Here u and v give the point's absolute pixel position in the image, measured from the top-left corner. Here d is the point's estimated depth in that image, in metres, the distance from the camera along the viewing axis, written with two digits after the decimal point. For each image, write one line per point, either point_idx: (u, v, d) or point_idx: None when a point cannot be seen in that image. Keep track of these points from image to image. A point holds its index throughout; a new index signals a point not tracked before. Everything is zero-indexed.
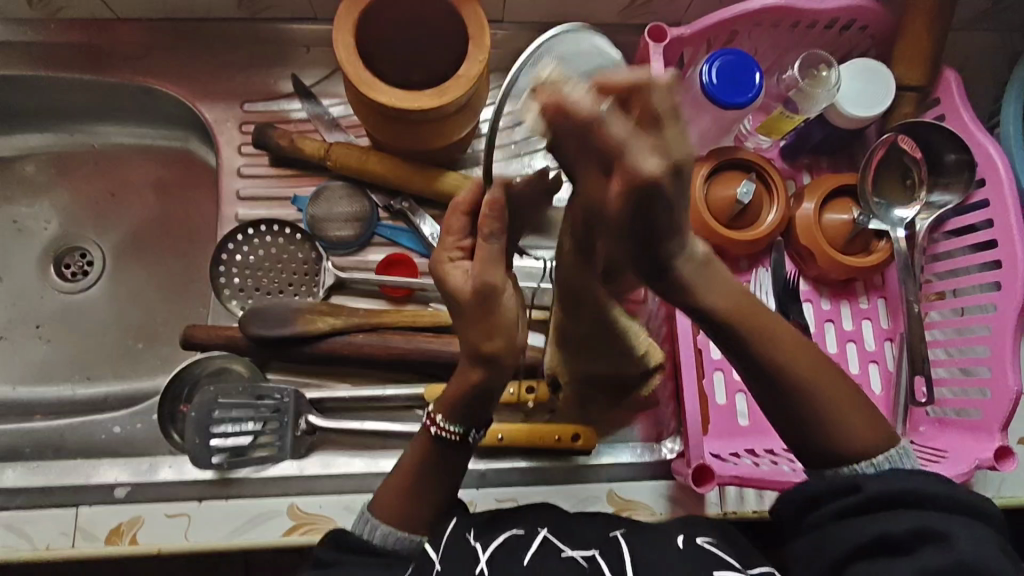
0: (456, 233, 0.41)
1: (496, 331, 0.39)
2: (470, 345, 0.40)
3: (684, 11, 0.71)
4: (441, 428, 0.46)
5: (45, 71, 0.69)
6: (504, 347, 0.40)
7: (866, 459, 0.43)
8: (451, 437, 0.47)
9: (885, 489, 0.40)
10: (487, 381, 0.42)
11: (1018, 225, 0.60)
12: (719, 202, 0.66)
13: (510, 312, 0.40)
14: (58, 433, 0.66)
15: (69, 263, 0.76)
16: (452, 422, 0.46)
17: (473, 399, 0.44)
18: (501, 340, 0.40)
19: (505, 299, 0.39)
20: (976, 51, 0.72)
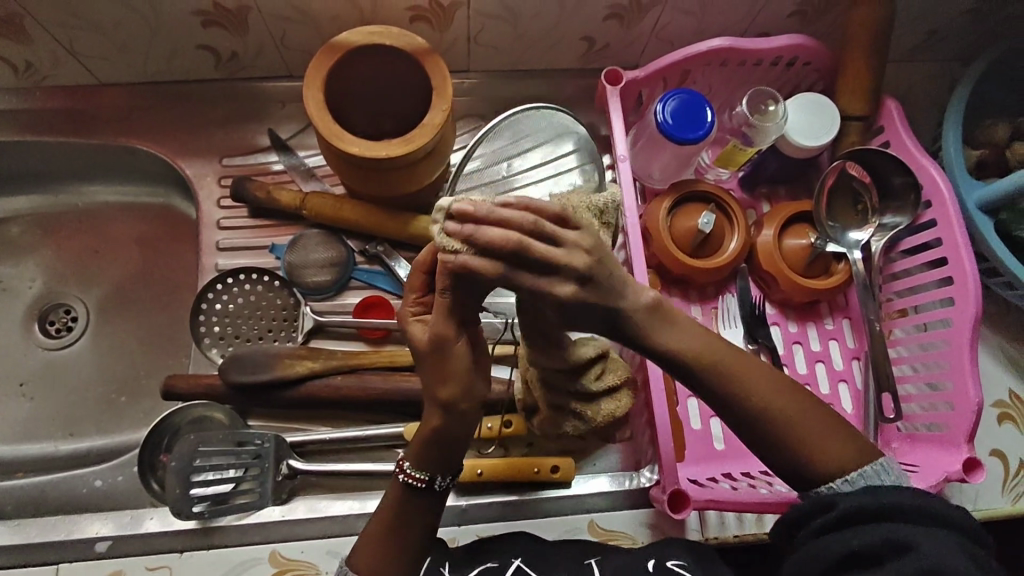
0: (416, 289, 0.43)
1: (457, 379, 0.42)
2: (435, 396, 0.43)
3: (639, 55, 0.75)
4: (408, 475, 0.47)
5: (30, 136, 0.72)
6: (464, 396, 0.42)
7: (842, 476, 0.45)
8: (418, 484, 0.47)
9: (859, 505, 0.42)
10: (446, 428, 0.44)
11: (964, 241, 0.63)
12: (681, 232, 0.69)
13: (465, 359, 0.42)
14: (39, 490, 0.67)
15: (53, 320, 0.77)
16: (421, 468, 0.46)
17: (442, 446, 0.45)
18: (459, 390, 0.42)
19: (461, 352, 0.42)
20: (915, 81, 0.77)
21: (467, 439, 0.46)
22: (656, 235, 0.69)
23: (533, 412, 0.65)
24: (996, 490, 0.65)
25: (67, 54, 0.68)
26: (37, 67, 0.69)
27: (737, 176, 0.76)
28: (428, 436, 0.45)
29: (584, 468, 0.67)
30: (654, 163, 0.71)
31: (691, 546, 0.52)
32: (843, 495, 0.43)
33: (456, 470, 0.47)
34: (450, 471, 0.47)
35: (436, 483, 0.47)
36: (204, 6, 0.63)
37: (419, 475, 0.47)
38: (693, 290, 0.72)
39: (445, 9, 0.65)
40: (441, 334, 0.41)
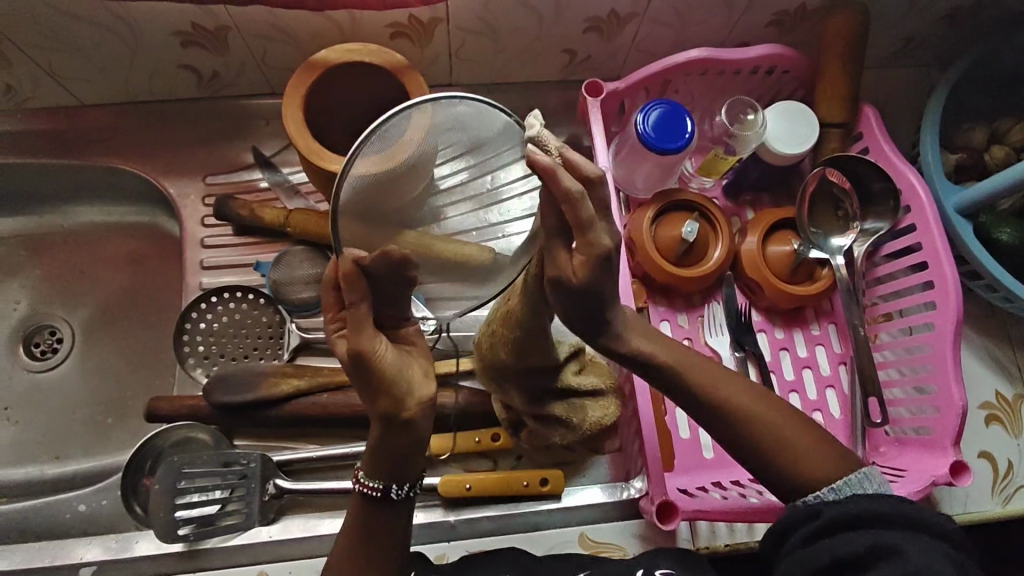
0: (333, 307, 0.44)
1: (388, 388, 0.44)
2: (372, 408, 0.44)
3: (621, 66, 0.75)
4: (364, 484, 0.48)
5: (13, 158, 0.72)
6: (399, 404, 0.44)
7: (829, 484, 0.45)
8: (374, 494, 0.47)
9: (843, 512, 0.42)
10: (392, 441, 0.46)
11: (943, 245, 0.64)
12: (664, 242, 0.69)
13: (393, 367, 0.44)
14: (23, 515, 0.66)
15: (38, 341, 0.76)
16: (374, 477, 0.47)
17: (397, 456, 0.46)
18: (392, 400, 0.44)
19: (385, 363, 0.43)
20: (894, 87, 0.78)
21: (419, 448, 0.47)
22: (639, 245, 0.69)
23: (520, 426, 0.65)
24: (985, 493, 0.65)
25: (47, 76, 0.68)
26: (17, 89, 0.69)
27: (720, 184, 0.76)
28: (376, 449, 0.46)
29: (574, 480, 0.67)
30: (637, 173, 0.71)
31: (680, 557, 0.52)
32: (828, 504, 0.43)
33: (410, 479, 0.48)
34: (405, 479, 0.48)
35: (393, 492, 0.48)
36: (183, 27, 0.63)
37: (372, 484, 0.48)
38: (680, 299, 0.72)
39: (425, 25, 0.66)
40: (363, 349, 0.42)
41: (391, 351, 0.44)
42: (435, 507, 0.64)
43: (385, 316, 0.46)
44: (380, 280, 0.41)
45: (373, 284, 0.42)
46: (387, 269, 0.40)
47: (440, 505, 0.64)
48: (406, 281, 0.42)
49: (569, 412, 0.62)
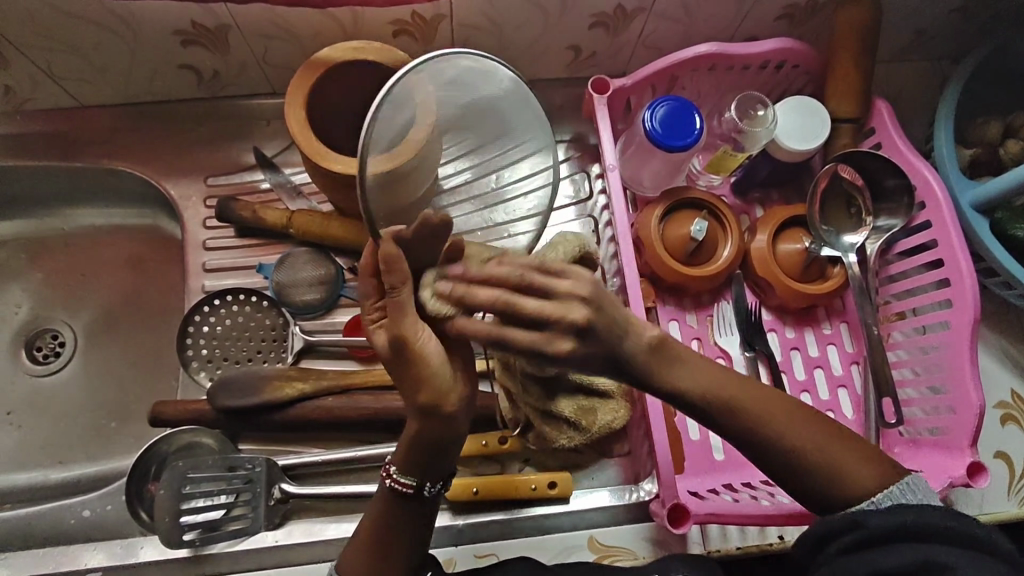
0: (371, 297, 0.44)
1: (432, 379, 0.42)
2: (413, 398, 0.43)
3: (626, 62, 0.74)
4: (395, 480, 0.48)
5: (12, 161, 0.71)
6: (442, 394, 0.43)
7: (870, 497, 0.45)
8: (406, 491, 0.48)
9: (888, 523, 0.42)
10: (431, 435, 0.45)
11: (959, 242, 0.62)
12: (674, 240, 0.68)
13: (436, 357, 0.42)
14: (27, 522, 0.65)
15: (41, 345, 0.76)
16: (407, 474, 0.48)
17: (434, 450, 0.46)
18: (436, 393, 0.43)
19: (431, 351, 0.42)
20: (904, 81, 0.76)
21: (456, 448, 0.46)
22: (648, 243, 0.68)
23: (528, 428, 0.64)
24: (1002, 493, 0.64)
25: (45, 78, 0.67)
26: (16, 91, 0.68)
27: (729, 181, 0.75)
28: (413, 441, 0.46)
29: (581, 484, 0.66)
30: (644, 171, 0.70)
31: (690, 561, 0.52)
32: (870, 513, 0.43)
33: (443, 475, 0.49)
34: (438, 478, 0.49)
35: (425, 490, 0.48)
36: (184, 26, 0.62)
37: (405, 481, 0.48)
38: (688, 298, 0.71)
39: (427, 23, 0.65)
40: (406, 333, 0.41)
41: (436, 341, 0.42)
42: (442, 512, 0.63)
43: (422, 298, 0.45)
44: (421, 254, 0.42)
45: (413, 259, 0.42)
46: (426, 241, 0.41)
47: (447, 509, 0.63)
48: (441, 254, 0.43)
49: (579, 412, 0.63)
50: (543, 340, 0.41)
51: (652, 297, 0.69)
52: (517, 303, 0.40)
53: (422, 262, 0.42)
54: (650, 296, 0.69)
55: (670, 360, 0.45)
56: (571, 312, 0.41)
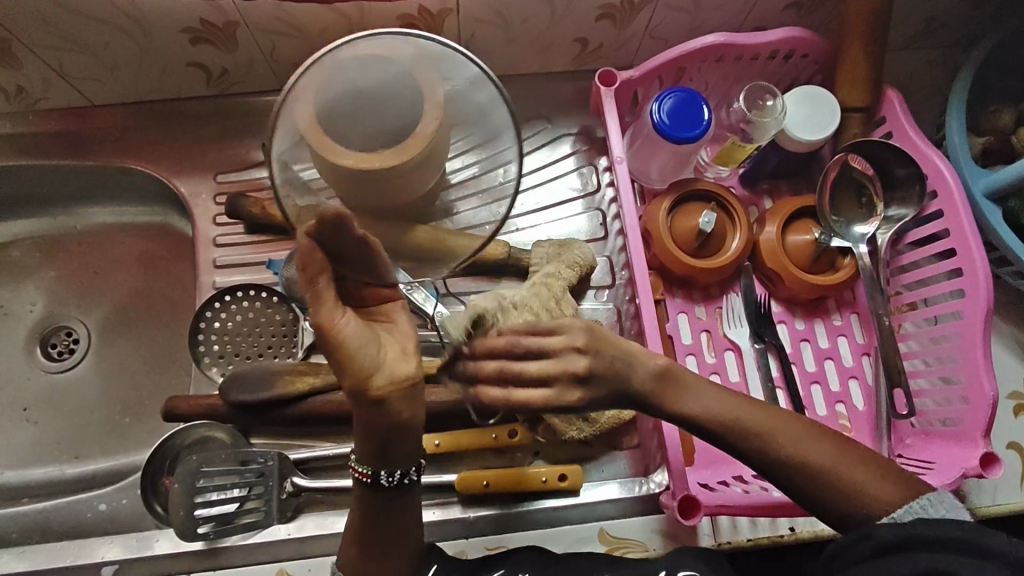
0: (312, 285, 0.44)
1: (357, 365, 0.43)
2: (347, 385, 0.43)
3: (633, 53, 0.74)
4: (355, 470, 0.49)
5: (25, 159, 0.72)
6: (369, 378, 0.43)
7: (889, 514, 0.45)
8: (365, 479, 0.49)
9: (899, 534, 0.42)
10: (378, 423, 0.46)
11: (972, 232, 0.62)
12: (682, 232, 0.68)
13: (355, 346, 0.42)
14: (44, 516, 0.66)
15: (55, 342, 0.77)
16: (364, 463, 0.48)
17: (383, 439, 0.47)
18: (358, 378, 0.43)
19: (350, 336, 0.42)
20: (915, 69, 0.76)
21: (405, 434, 0.47)
22: (656, 235, 0.68)
23: (537, 421, 0.64)
24: (1015, 485, 0.63)
25: (57, 77, 0.68)
26: (28, 90, 0.69)
27: (738, 173, 0.74)
28: (361, 430, 0.46)
29: (590, 476, 0.66)
30: (652, 163, 0.70)
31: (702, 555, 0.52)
32: (882, 526, 0.43)
33: (401, 465, 0.49)
34: (396, 466, 0.49)
35: (383, 479, 0.48)
36: (192, 23, 0.63)
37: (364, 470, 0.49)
38: (697, 291, 0.71)
39: (434, 16, 0.65)
40: (323, 320, 0.41)
41: (354, 323, 0.42)
42: (452, 505, 0.63)
43: (362, 289, 0.45)
44: (337, 249, 0.41)
45: (327, 250, 0.40)
46: (332, 236, 0.40)
47: (457, 502, 0.63)
48: (358, 244, 0.40)
49: None
50: (553, 394, 0.48)
51: (660, 290, 0.68)
52: (521, 365, 0.48)
53: (342, 255, 0.41)
54: (659, 288, 0.69)
55: (683, 368, 0.50)
56: (569, 365, 0.48)
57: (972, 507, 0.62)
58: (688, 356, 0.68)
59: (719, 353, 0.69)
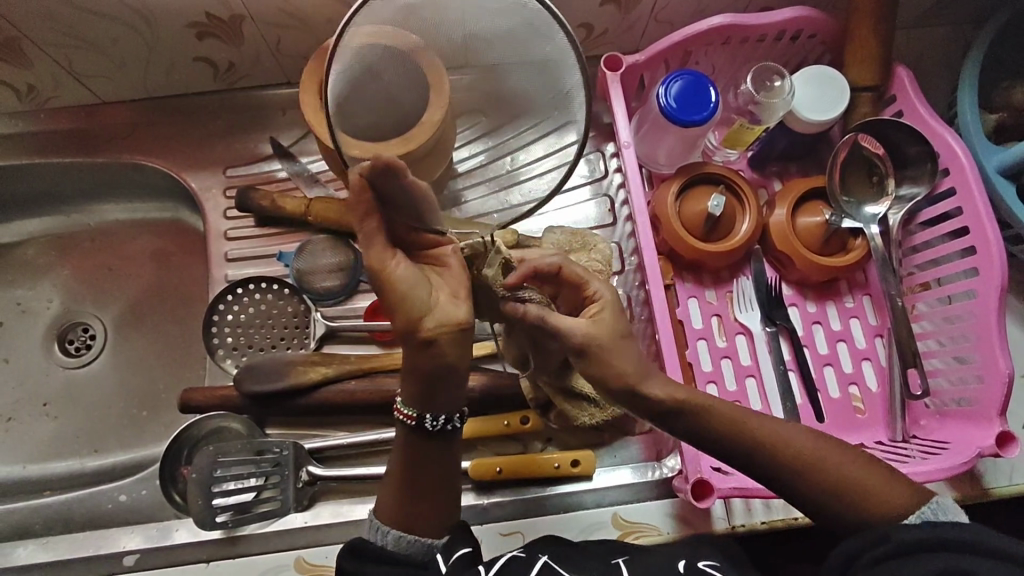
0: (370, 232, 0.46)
1: (411, 302, 0.46)
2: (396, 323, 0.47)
3: (639, 38, 0.73)
4: (399, 413, 0.52)
5: (38, 158, 0.73)
6: (417, 315, 0.47)
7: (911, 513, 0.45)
8: (408, 421, 0.52)
9: (923, 537, 0.42)
10: (434, 369, 0.49)
11: (985, 209, 0.61)
12: (691, 216, 0.68)
13: (414, 289, 0.46)
14: (67, 506, 0.67)
15: (72, 338, 0.78)
16: (410, 405, 0.52)
17: (427, 384, 0.50)
18: (411, 317, 0.47)
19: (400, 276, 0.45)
20: (926, 47, 0.75)
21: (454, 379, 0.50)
22: (665, 220, 0.68)
23: (549, 407, 0.64)
24: None
25: (67, 74, 0.69)
26: (39, 88, 0.70)
27: (746, 156, 0.74)
28: (407, 371, 0.49)
29: (603, 461, 0.66)
30: (660, 148, 0.70)
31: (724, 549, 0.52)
32: (901, 527, 0.43)
33: (442, 408, 0.52)
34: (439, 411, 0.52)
35: (427, 423, 0.51)
36: (198, 18, 0.63)
37: (408, 412, 0.52)
38: (707, 275, 0.70)
39: None
40: (375, 262, 0.45)
41: (405, 267, 0.46)
42: (466, 492, 0.64)
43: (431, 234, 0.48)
44: (386, 193, 0.43)
45: (379, 191, 0.43)
46: (383, 178, 0.41)
47: (471, 489, 0.64)
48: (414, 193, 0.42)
49: (599, 389, 0.61)
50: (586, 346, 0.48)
51: (669, 274, 0.68)
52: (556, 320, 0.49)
53: (398, 203, 0.43)
54: (669, 273, 0.69)
55: None
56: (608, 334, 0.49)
57: (988, 488, 0.61)
58: (699, 340, 0.68)
59: (730, 337, 0.68)
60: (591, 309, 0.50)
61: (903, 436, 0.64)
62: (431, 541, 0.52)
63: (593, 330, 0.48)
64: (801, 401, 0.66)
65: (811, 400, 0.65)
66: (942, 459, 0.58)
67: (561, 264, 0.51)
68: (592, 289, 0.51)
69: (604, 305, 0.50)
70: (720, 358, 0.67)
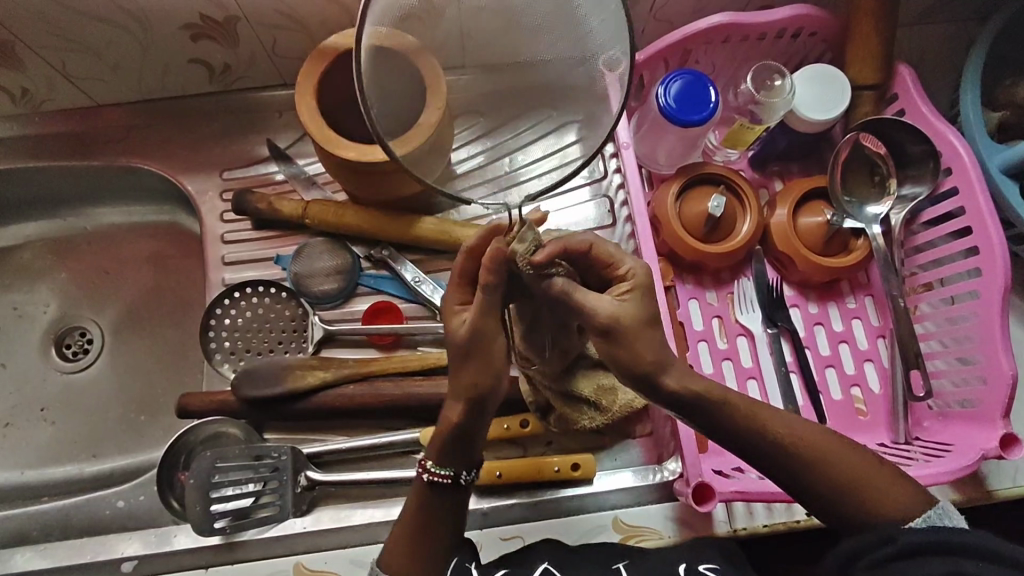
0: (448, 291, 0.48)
1: (474, 370, 0.47)
2: (462, 392, 0.47)
3: (638, 37, 0.72)
4: (432, 474, 0.51)
5: (33, 162, 0.72)
6: (483, 385, 0.47)
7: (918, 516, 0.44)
8: (444, 481, 0.51)
9: (924, 541, 0.42)
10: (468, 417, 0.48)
11: (988, 209, 0.60)
12: (692, 217, 0.67)
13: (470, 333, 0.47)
14: (65, 512, 0.67)
15: (69, 342, 0.77)
16: (444, 466, 0.50)
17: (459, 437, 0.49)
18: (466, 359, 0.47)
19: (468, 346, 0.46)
20: (928, 44, 0.74)
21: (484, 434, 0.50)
22: (665, 221, 0.67)
23: (548, 411, 0.63)
24: None
25: (62, 77, 0.68)
26: (33, 91, 0.70)
27: (747, 155, 0.73)
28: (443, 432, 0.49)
29: (603, 464, 0.66)
30: (659, 148, 0.69)
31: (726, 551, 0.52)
32: (904, 531, 0.43)
33: (475, 461, 0.51)
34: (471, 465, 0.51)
35: (462, 477, 0.51)
36: (193, 19, 0.63)
37: (443, 473, 0.51)
38: (707, 276, 0.70)
39: None
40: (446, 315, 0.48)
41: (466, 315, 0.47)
42: None
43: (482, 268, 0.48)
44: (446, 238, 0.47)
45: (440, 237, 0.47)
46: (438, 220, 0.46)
47: (471, 493, 0.63)
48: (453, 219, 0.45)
49: (598, 392, 0.61)
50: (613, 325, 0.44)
51: (670, 276, 0.67)
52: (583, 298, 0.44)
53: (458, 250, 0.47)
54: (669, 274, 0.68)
55: None
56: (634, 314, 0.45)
57: (992, 489, 0.61)
58: (699, 342, 0.67)
59: (731, 338, 0.68)
60: (618, 289, 0.46)
61: (906, 438, 0.64)
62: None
63: (621, 311, 0.44)
64: (803, 403, 0.66)
65: (813, 402, 0.65)
66: (945, 462, 0.58)
67: (591, 242, 0.46)
68: (624, 267, 0.47)
69: (637, 285, 0.45)
70: (720, 360, 0.67)
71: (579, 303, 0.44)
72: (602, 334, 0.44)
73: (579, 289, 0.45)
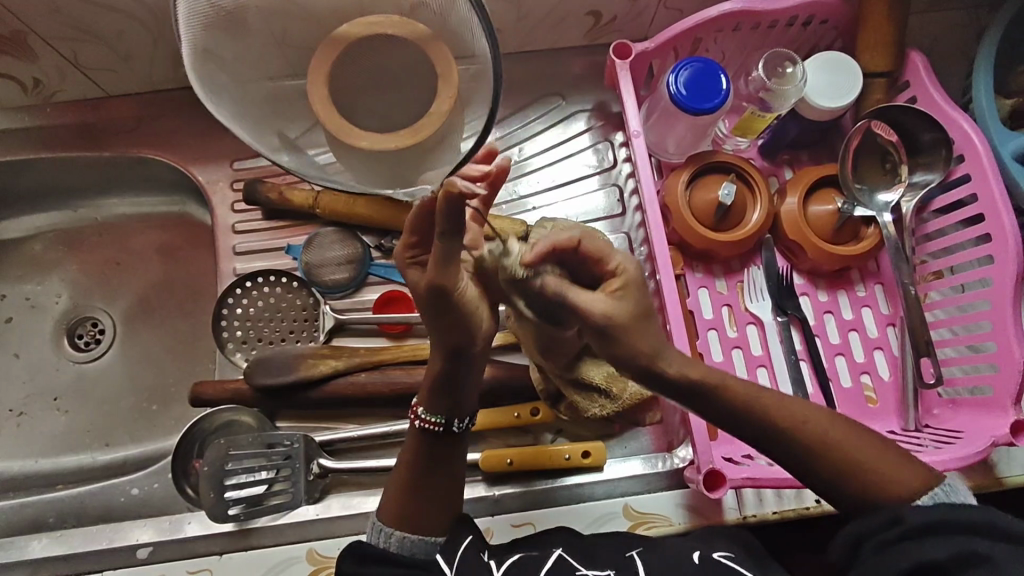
0: (405, 239, 0.44)
1: (452, 331, 0.45)
2: (439, 343, 0.47)
3: (648, 26, 0.72)
4: (424, 420, 0.52)
5: (45, 153, 0.73)
6: (458, 342, 0.47)
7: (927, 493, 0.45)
8: (435, 429, 0.53)
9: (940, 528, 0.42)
10: (447, 371, 0.49)
11: (1001, 197, 0.60)
12: (702, 206, 0.67)
13: (422, 287, 0.43)
14: (79, 500, 0.68)
15: (81, 332, 0.78)
16: (435, 413, 0.52)
17: (444, 383, 0.50)
18: (459, 336, 0.46)
19: (428, 301, 0.42)
20: (940, 31, 0.73)
21: (467, 381, 0.51)
22: (674, 209, 0.67)
23: (559, 399, 0.64)
24: None
25: (73, 68, 0.68)
26: (44, 82, 0.70)
27: (757, 144, 0.73)
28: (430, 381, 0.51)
29: (614, 452, 0.66)
30: (669, 137, 0.69)
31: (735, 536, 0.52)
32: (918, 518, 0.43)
33: (466, 411, 0.53)
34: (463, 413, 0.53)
35: (454, 425, 0.53)
36: None
37: (433, 420, 0.53)
38: (717, 264, 0.70)
39: None
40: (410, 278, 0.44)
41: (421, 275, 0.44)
42: (477, 484, 0.64)
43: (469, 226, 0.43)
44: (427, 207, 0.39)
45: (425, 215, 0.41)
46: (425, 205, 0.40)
47: (482, 480, 0.64)
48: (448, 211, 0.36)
49: (609, 380, 0.61)
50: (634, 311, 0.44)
51: (679, 265, 0.68)
52: (578, 297, 0.43)
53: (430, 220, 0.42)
54: (678, 263, 0.68)
55: None
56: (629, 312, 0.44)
57: (1002, 477, 0.61)
58: (709, 330, 0.67)
59: (741, 327, 0.68)
60: (609, 285, 0.45)
61: (916, 425, 0.64)
62: (434, 540, 0.52)
63: (614, 309, 0.44)
64: (814, 391, 0.66)
65: (823, 389, 0.65)
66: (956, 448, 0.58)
67: (580, 237, 0.44)
68: (613, 262, 0.45)
69: (628, 283, 0.45)
70: (730, 348, 0.67)
71: (573, 303, 0.43)
72: (597, 333, 0.44)
73: (570, 288, 0.43)
